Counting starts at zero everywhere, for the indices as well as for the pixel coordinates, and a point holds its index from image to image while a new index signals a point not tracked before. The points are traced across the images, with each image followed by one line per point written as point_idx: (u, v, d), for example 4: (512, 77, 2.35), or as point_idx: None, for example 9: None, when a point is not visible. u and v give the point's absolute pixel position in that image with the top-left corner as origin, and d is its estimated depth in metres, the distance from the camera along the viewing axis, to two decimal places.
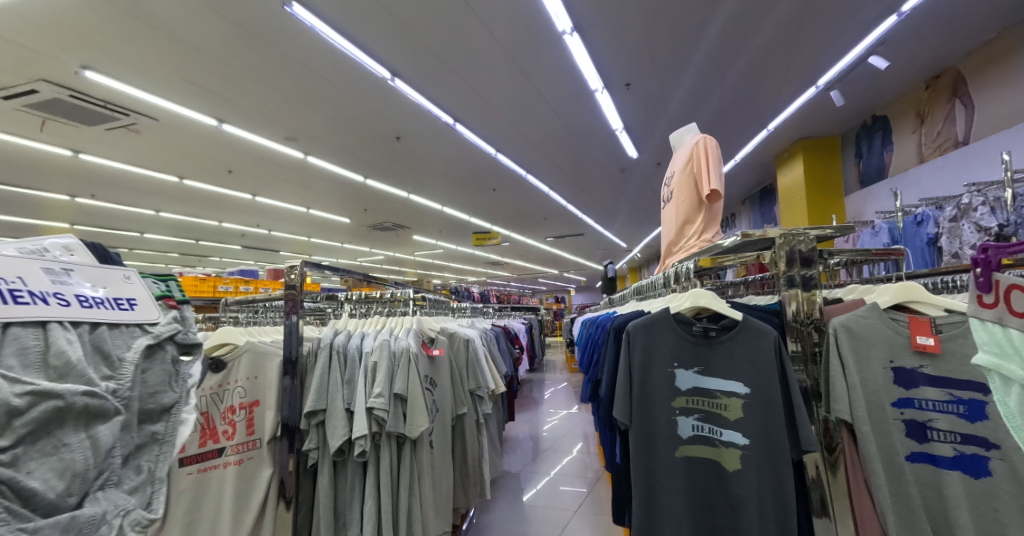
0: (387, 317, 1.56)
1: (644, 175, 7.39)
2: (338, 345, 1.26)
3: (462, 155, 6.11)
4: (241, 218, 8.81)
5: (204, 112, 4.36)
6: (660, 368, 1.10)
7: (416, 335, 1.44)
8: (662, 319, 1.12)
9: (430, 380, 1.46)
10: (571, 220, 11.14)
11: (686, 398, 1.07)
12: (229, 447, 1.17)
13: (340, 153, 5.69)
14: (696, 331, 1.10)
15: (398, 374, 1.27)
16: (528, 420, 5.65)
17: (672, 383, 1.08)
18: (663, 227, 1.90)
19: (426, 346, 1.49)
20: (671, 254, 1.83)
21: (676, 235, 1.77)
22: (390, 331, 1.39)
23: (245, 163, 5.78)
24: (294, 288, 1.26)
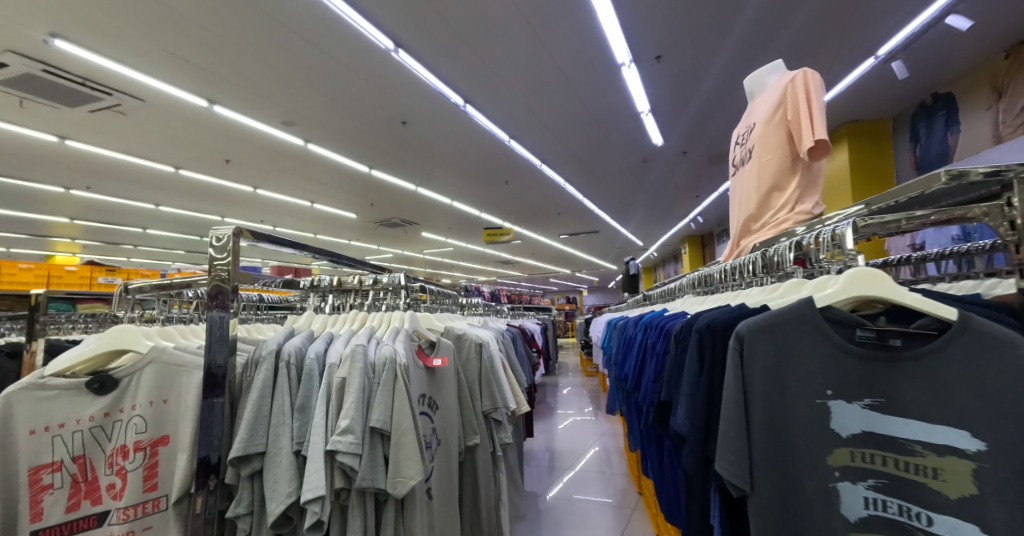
0: (369, 314, 1.14)
1: (666, 165, 6.94)
2: (290, 352, 0.84)
3: (473, 143, 5.72)
4: (245, 213, 8.55)
5: (193, 91, 4.04)
6: (800, 399, 0.73)
7: (411, 339, 1.01)
8: (806, 320, 0.74)
9: (424, 402, 1.03)
10: (585, 215, 10.70)
11: (854, 451, 0.73)
12: (115, 511, 0.97)
13: (342, 140, 5.34)
14: (862, 337, 0.76)
15: (377, 397, 0.84)
16: (543, 428, 5.27)
17: (827, 424, 0.74)
18: (737, 197, 1.48)
19: (423, 356, 1.08)
20: (750, 232, 1.41)
21: (759, 206, 1.35)
22: (369, 333, 0.97)
23: (243, 151, 5.46)
24: (223, 280, 0.82)
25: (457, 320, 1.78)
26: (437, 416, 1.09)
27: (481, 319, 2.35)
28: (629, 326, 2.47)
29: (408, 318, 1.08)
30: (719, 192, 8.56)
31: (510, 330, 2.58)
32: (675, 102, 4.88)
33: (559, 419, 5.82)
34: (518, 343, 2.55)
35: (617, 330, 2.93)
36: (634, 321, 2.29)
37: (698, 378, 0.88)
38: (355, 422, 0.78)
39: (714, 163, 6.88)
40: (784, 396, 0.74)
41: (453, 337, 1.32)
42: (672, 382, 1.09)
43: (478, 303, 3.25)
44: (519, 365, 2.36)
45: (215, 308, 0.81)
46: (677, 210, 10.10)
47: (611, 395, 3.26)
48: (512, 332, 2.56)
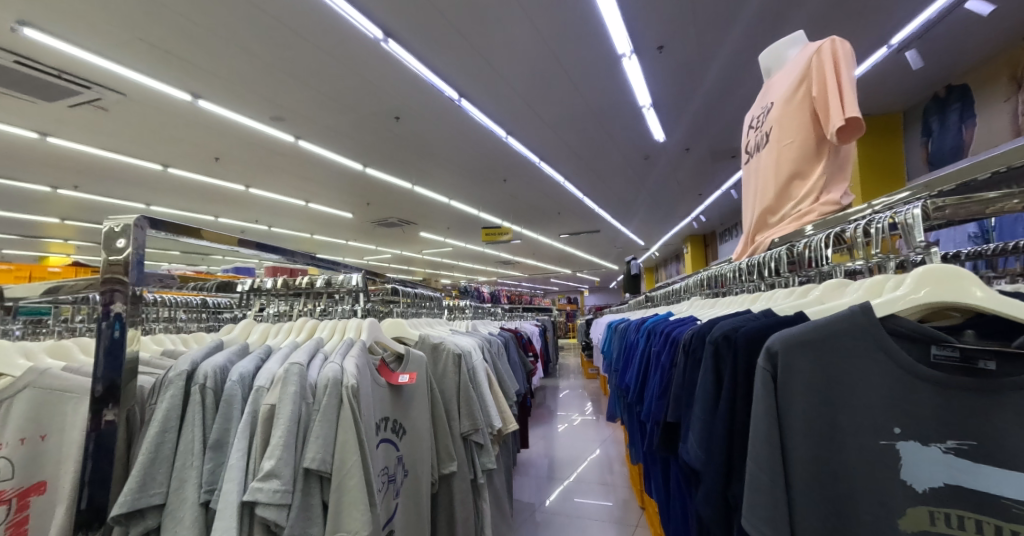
0: (323, 322, 0.99)
1: (668, 162, 6.79)
2: (206, 373, 0.70)
3: (469, 139, 5.58)
4: (239, 213, 8.42)
5: (175, 83, 3.89)
6: (840, 437, 0.59)
7: (368, 354, 0.86)
8: (848, 336, 0.59)
9: (385, 428, 0.88)
10: (586, 214, 10.55)
11: (935, 509, 0.57)
12: None
13: (333, 135, 5.20)
14: (938, 357, 0.60)
15: (314, 430, 0.69)
16: (541, 434, 5.12)
17: (894, 471, 0.58)
18: (752, 187, 1.32)
19: (387, 372, 0.92)
20: (767, 227, 1.24)
21: (778, 196, 1.19)
22: (317, 347, 0.82)
23: (232, 147, 5.32)
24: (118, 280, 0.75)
25: (440, 327, 1.64)
26: (404, 442, 0.94)
27: (470, 323, 2.20)
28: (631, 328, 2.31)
29: (367, 328, 0.92)
30: (722, 189, 8.41)
31: (503, 335, 2.43)
32: (677, 95, 4.72)
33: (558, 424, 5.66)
34: (511, 350, 2.39)
35: (617, 335, 2.77)
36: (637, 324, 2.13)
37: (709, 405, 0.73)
38: (284, 465, 0.64)
39: (717, 159, 6.73)
40: (820, 435, 0.58)
41: (429, 347, 1.17)
42: (680, 401, 0.94)
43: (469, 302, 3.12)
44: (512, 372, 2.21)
45: (115, 311, 0.74)
46: (679, 208, 9.94)
47: (612, 402, 3.09)
48: (506, 337, 2.40)
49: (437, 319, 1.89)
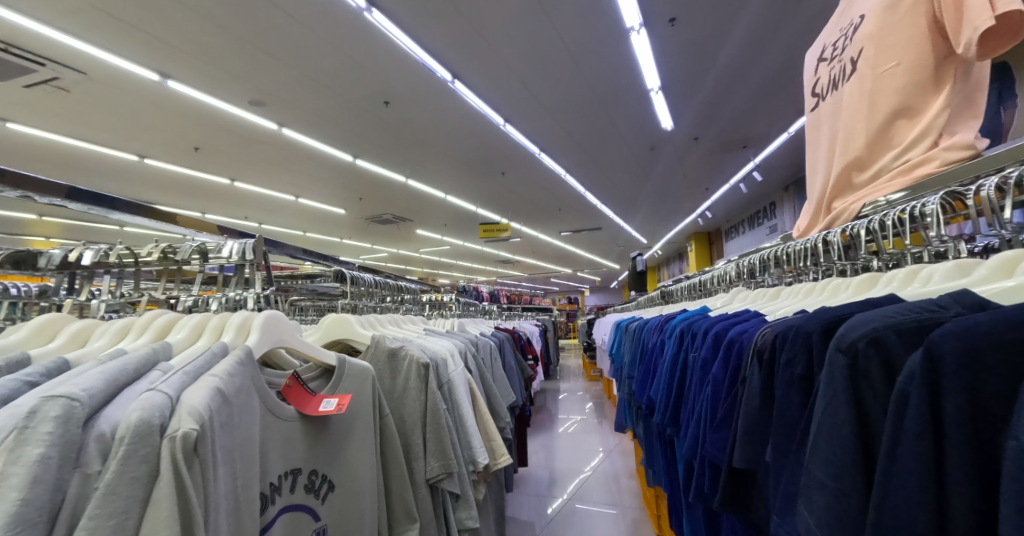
0: (187, 318, 0.74)
1: (674, 152, 6.57)
2: None
3: (464, 125, 5.32)
4: (227, 209, 8.17)
5: (140, 61, 3.62)
6: None
7: (246, 370, 0.60)
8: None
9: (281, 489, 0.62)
10: (587, 211, 10.32)
11: None
12: None
13: (318, 121, 4.94)
14: None
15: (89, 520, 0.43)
16: (541, 441, 4.87)
17: None
18: (829, 138, 1.00)
19: (298, 393, 0.67)
20: (852, 188, 0.92)
21: (875, 143, 0.87)
22: (140, 367, 0.57)
23: (212, 137, 5.06)
24: None
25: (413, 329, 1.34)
26: (331, 501, 0.68)
27: (460, 321, 1.89)
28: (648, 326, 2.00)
29: (259, 329, 0.68)
30: (729, 183, 8.19)
31: (498, 336, 2.11)
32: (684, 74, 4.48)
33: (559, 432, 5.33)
34: (508, 354, 2.06)
35: (630, 338, 2.46)
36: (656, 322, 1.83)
37: (837, 491, 0.42)
38: None
39: (724, 150, 6.54)
40: None
41: (385, 355, 0.88)
42: (749, 441, 0.64)
43: (467, 300, 2.98)
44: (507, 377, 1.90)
45: None
46: (683, 204, 9.69)
47: (620, 407, 2.80)
48: (503, 339, 2.08)
49: (415, 317, 1.59)
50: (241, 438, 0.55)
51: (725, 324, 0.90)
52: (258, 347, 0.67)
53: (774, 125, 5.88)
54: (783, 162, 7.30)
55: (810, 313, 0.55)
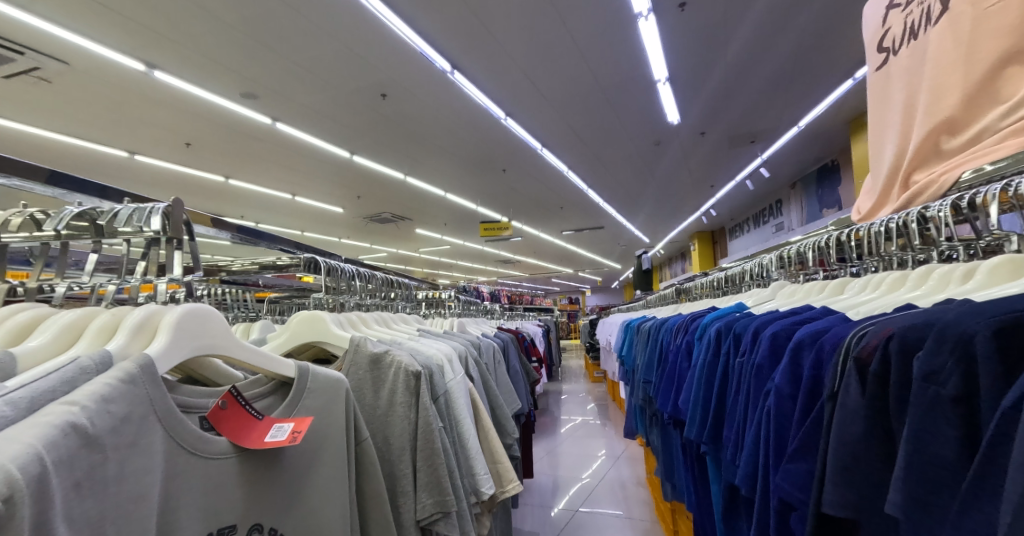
0: (69, 314, 0.58)
1: (680, 146, 6.48)
2: None
3: (465, 119, 5.20)
4: (222, 207, 8.06)
5: (125, 50, 3.48)
6: None
7: (130, 392, 0.45)
8: None
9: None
10: (589, 209, 10.19)
11: None
12: None
13: (314, 116, 4.81)
14: None
15: None
16: (544, 445, 4.74)
17: None
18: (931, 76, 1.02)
19: (224, 413, 0.56)
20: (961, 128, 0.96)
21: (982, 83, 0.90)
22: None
23: (203, 132, 4.93)
24: None
25: (407, 331, 1.19)
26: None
27: (460, 322, 1.72)
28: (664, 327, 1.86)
29: (171, 328, 0.53)
30: (735, 180, 8.11)
31: (501, 338, 1.95)
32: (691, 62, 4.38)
33: (563, 436, 5.19)
34: (512, 357, 1.89)
35: (642, 340, 2.31)
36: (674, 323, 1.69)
37: None
38: None
39: (733, 145, 6.50)
40: None
41: (368, 361, 0.74)
42: (847, 479, 0.50)
43: (467, 299, 2.81)
44: (512, 384, 1.74)
45: None
46: (687, 202, 9.58)
47: (632, 412, 2.65)
48: (507, 342, 1.91)
49: (410, 318, 1.44)
50: (115, 501, 0.42)
51: (778, 323, 0.77)
52: (165, 354, 0.52)
53: (781, 119, 5.76)
54: (789, 158, 7.18)
55: (962, 309, 0.46)
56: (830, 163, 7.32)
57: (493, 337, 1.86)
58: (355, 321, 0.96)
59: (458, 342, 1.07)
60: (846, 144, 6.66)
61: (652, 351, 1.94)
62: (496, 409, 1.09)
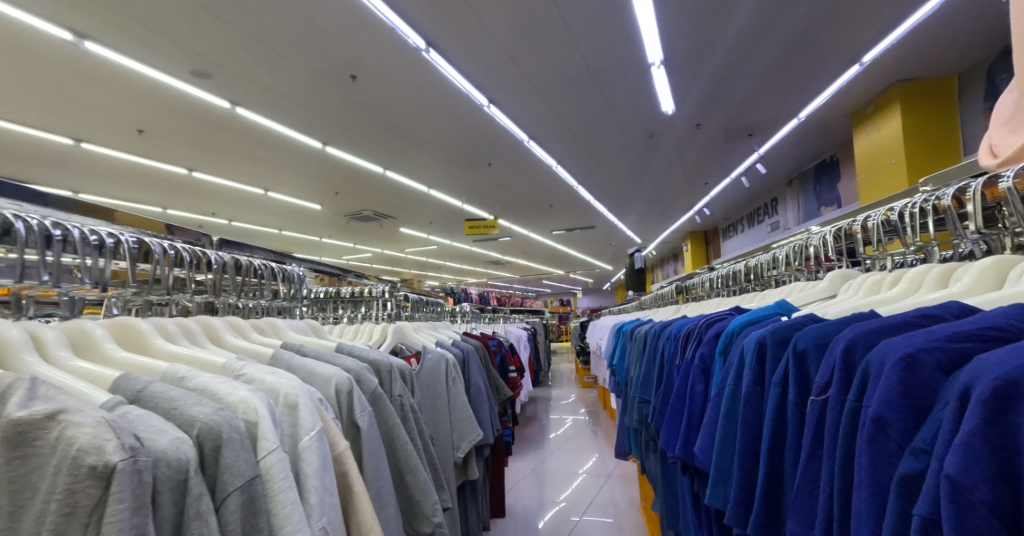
0: None
1: (675, 139, 6.27)
2: None
3: (443, 104, 4.93)
4: (191, 201, 7.79)
5: (50, 19, 3.18)
6: None
7: None
8: None
9: None
10: (579, 208, 9.96)
11: None
12: None
13: (277, 100, 4.52)
14: None
15: None
16: (529, 458, 4.43)
17: None
18: None
19: None
20: None
21: None
22: None
23: (155, 117, 4.68)
24: None
25: (263, 351, 0.85)
26: None
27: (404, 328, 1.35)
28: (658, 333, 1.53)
29: None
30: (730, 176, 7.90)
31: (458, 343, 1.59)
32: (684, 45, 4.13)
33: (550, 447, 4.88)
34: (474, 364, 1.53)
35: (635, 347, 1.99)
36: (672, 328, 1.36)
37: None
38: None
39: (730, 139, 6.27)
40: None
41: (9, 438, 0.44)
42: None
43: (437, 303, 2.34)
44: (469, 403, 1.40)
45: None
46: (680, 200, 9.37)
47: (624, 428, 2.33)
48: (470, 351, 1.55)
49: (292, 326, 1.07)
50: None
51: (895, 350, 0.48)
52: None
53: (779, 112, 5.49)
54: (786, 153, 6.96)
55: None
56: (829, 159, 7.09)
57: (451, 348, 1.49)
58: (54, 340, 0.65)
59: (336, 367, 0.77)
60: (847, 139, 6.42)
61: (648, 364, 1.60)
62: (400, 464, 0.78)
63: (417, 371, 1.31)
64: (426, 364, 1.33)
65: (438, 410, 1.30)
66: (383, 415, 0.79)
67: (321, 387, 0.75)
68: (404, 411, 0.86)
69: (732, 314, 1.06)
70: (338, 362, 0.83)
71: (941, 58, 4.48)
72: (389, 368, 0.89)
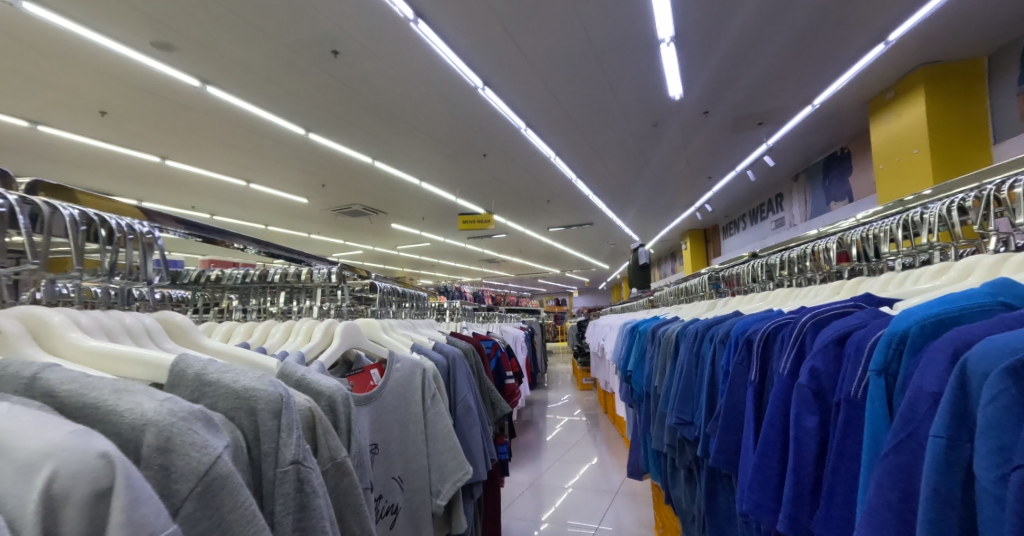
0: None
1: (680, 127, 6.04)
2: None
3: (435, 82, 4.66)
4: (168, 192, 7.46)
5: None
6: None
7: None
8: None
9: None
10: (577, 204, 9.67)
11: None
12: None
13: (253, 78, 4.21)
14: None
15: None
16: (526, 468, 4.12)
17: None
18: None
19: None
20: None
21: None
22: None
23: (118, 96, 4.35)
24: None
25: None
26: None
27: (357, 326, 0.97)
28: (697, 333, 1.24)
29: None
30: (734, 169, 7.65)
31: (441, 346, 1.22)
32: (693, 18, 3.84)
33: (548, 454, 4.58)
34: (461, 371, 1.17)
35: (660, 352, 1.66)
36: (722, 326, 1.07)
37: None
38: None
39: (738, 128, 6.10)
40: None
41: None
42: None
43: (414, 294, 1.95)
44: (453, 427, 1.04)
45: None
46: (681, 195, 9.13)
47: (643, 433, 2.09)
48: (458, 357, 1.19)
49: (93, 318, 0.66)
50: None
51: None
52: None
53: (792, 96, 5.31)
54: (795, 144, 6.71)
55: None
56: (840, 152, 6.86)
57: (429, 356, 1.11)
58: None
59: (79, 432, 0.38)
60: (858, 129, 6.18)
61: (681, 375, 1.28)
62: None
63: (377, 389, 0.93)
64: (389, 378, 0.95)
65: (408, 443, 0.94)
66: (223, 521, 0.43)
67: (15, 490, 0.35)
68: (303, 486, 0.53)
69: (854, 310, 0.74)
70: (107, 405, 0.44)
71: (967, 38, 4.22)
72: (267, 397, 0.53)
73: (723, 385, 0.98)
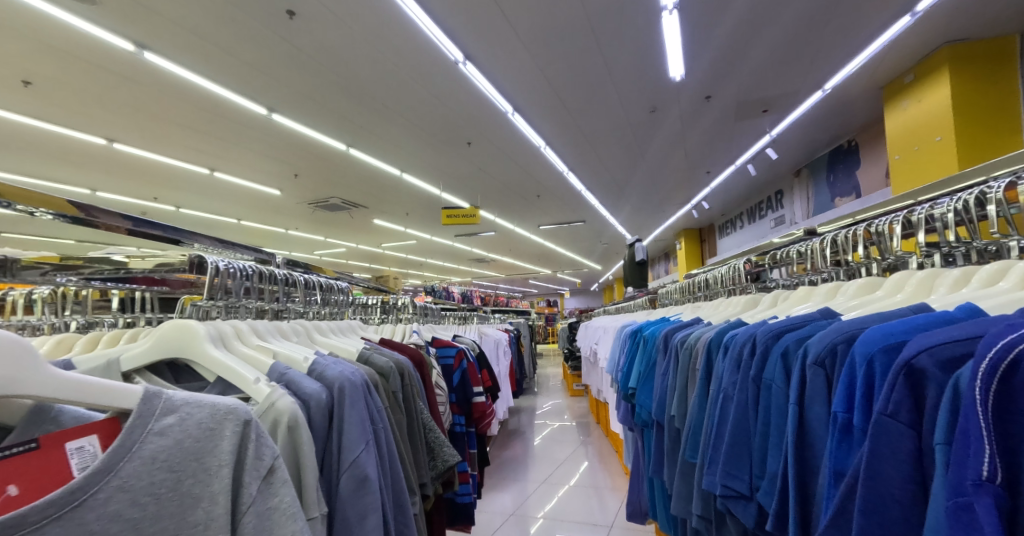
0: None
1: (680, 114, 5.65)
2: None
3: (409, 54, 4.20)
4: (125, 181, 6.97)
5: None
6: None
7: None
8: None
9: None
10: (568, 200, 9.22)
11: None
12: None
13: (197, 41, 3.76)
14: None
15: None
16: (506, 488, 3.67)
17: None
18: None
19: None
20: None
21: None
22: None
23: (44, 63, 3.90)
24: None
25: None
26: None
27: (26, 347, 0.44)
28: (749, 348, 0.80)
29: None
30: (735, 163, 7.30)
31: (329, 363, 0.74)
32: None
33: (532, 470, 4.12)
34: (357, 408, 0.68)
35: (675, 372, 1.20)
36: (821, 338, 0.63)
37: None
38: None
39: (742, 116, 5.71)
40: None
41: None
42: None
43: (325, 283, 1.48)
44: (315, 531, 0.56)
45: None
46: (677, 191, 8.75)
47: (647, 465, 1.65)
48: (353, 384, 0.70)
49: None
50: None
51: None
52: None
53: (802, 80, 4.93)
54: (800, 135, 6.35)
55: None
56: (846, 144, 6.53)
57: (287, 395, 0.63)
58: None
59: None
60: (869, 118, 5.81)
61: (714, 413, 0.85)
62: None
63: (86, 487, 0.43)
64: (127, 462, 0.46)
65: None
66: None
67: None
68: None
69: None
70: None
71: (997, 12, 3.84)
72: None
73: (846, 448, 0.55)
